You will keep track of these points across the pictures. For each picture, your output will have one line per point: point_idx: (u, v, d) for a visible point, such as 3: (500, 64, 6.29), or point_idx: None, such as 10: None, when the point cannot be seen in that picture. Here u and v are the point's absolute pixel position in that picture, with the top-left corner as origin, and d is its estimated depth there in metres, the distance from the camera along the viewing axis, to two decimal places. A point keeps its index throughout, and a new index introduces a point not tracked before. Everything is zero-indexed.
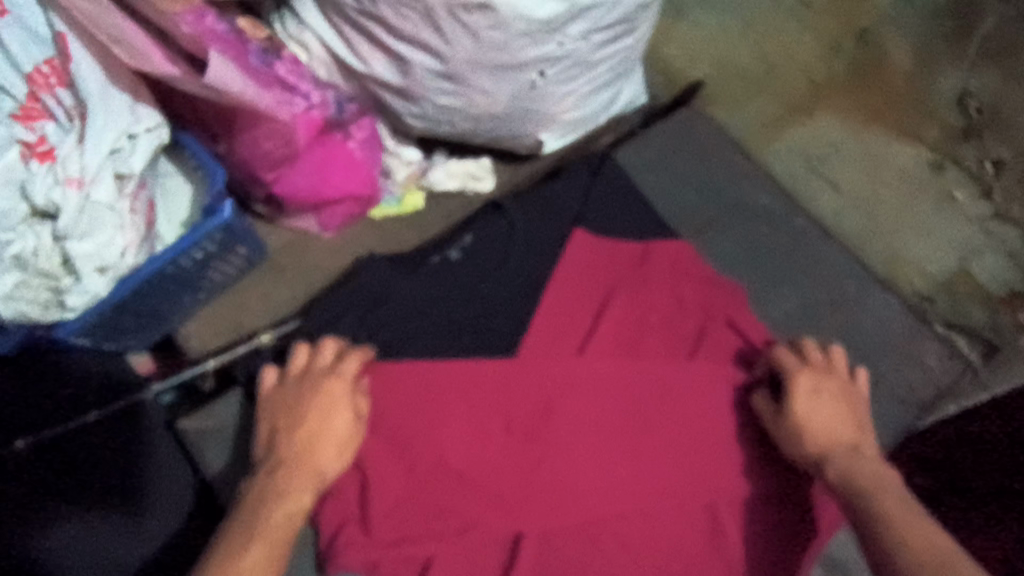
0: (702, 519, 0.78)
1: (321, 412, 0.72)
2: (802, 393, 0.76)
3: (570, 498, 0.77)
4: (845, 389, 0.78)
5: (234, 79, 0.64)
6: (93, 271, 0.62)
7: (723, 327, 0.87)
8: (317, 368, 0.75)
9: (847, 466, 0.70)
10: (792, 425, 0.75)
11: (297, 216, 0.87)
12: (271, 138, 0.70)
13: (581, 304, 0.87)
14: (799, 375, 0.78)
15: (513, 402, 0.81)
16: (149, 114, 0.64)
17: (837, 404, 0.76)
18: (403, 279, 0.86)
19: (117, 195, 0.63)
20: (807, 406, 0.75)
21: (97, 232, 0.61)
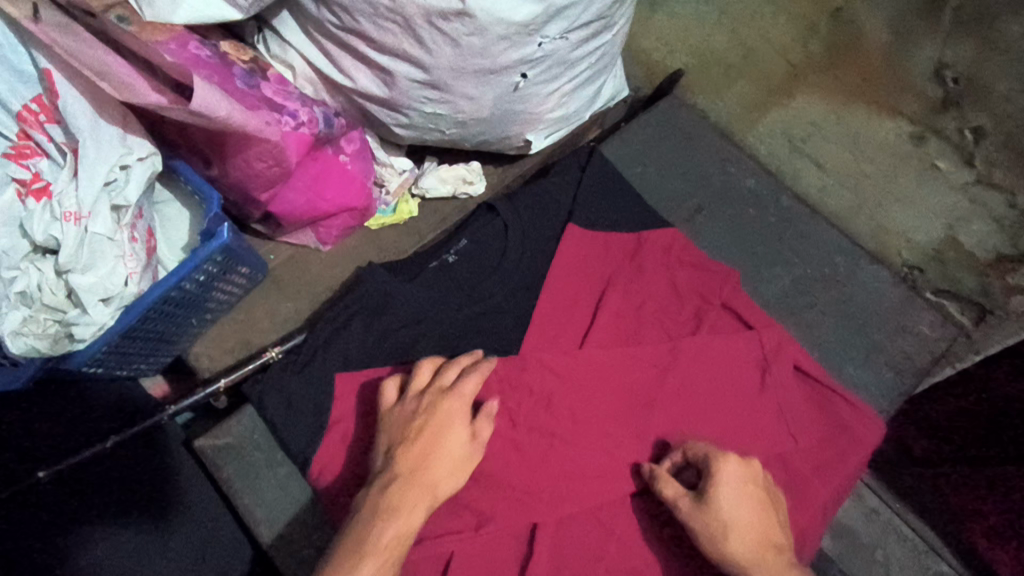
0: None
1: (445, 430, 0.71)
2: (724, 487, 0.70)
3: (580, 487, 0.79)
4: (756, 478, 0.72)
5: (221, 102, 0.63)
6: (99, 301, 0.62)
7: (719, 310, 0.89)
8: (440, 384, 0.73)
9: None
10: (714, 522, 0.69)
11: (296, 233, 0.89)
12: (263, 158, 0.71)
13: (579, 297, 0.89)
14: (725, 469, 0.71)
15: (518, 398, 0.82)
16: (139, 144, 0.65)
17: (752, 501, 0.71)
18: (403, 285, 0.86)
19: (115, 226, 0.63)
20: (730, 506, 0.70)
21: (99, 264, 0.62)
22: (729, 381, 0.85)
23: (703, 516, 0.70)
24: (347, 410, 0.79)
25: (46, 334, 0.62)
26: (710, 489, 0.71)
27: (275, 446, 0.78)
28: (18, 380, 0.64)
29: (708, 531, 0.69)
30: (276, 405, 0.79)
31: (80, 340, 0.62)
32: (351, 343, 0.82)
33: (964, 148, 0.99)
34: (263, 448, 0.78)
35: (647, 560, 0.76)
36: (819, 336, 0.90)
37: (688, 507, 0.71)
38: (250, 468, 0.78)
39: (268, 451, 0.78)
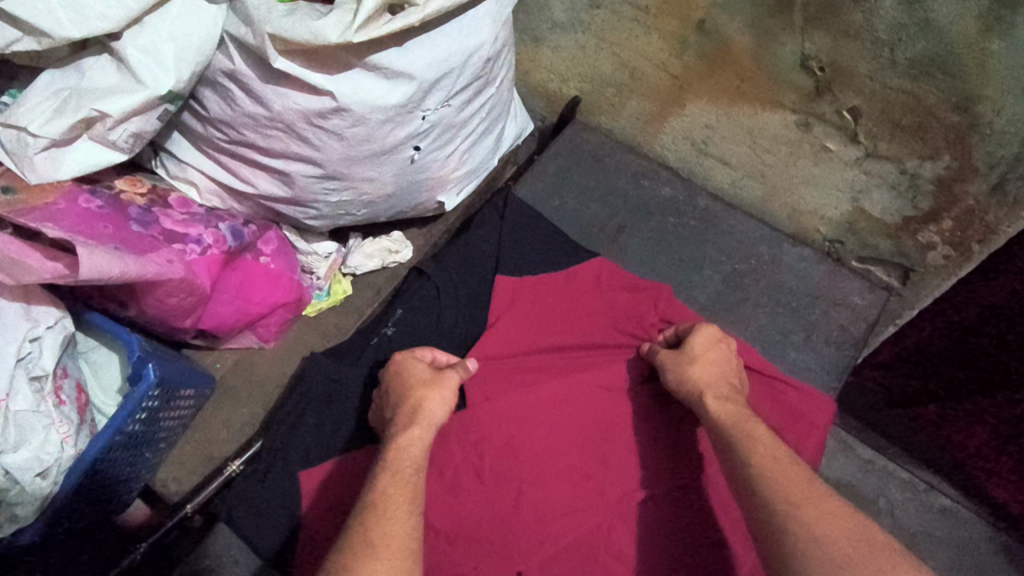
0: (683, 504, 0.82)
1: (414, 373, 0.80)
2: (698, 333, 0.80)
3: (554, 521, 0.81)
4: (722, 337, 0.80)
5: (111, 261, 0.62)
6: (36, 475, 0.60)
7: (660, 325, 0.91)
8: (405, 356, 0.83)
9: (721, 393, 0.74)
10: (683, 357, 0.79)
11: (235, 338, 0.91)
12: (175, 293, 0.71)
13: (521, 338, 0.91)
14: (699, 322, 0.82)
15: (479, 450, 0.84)
16: (47, 313, 0.63)
17: (720, 353, 0.79)
18: (348, 370, 0.88)
19: (38, 398, 0.61)
20: (699, 346, 0.79)
21: (30, 438, 0.60)
22: None
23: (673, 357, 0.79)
24: (317, 504, 0.81)
25: None
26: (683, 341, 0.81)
27: (252, 557, 0.79)
28: None
29: (674, 362, 0.79)
30: (246, 514, 0.80)
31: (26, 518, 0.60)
32: (309, 441, 0.84)
33: (847, 129, 0.84)
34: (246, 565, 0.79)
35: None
36: (760, 327, 0.92)
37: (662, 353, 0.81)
38: None
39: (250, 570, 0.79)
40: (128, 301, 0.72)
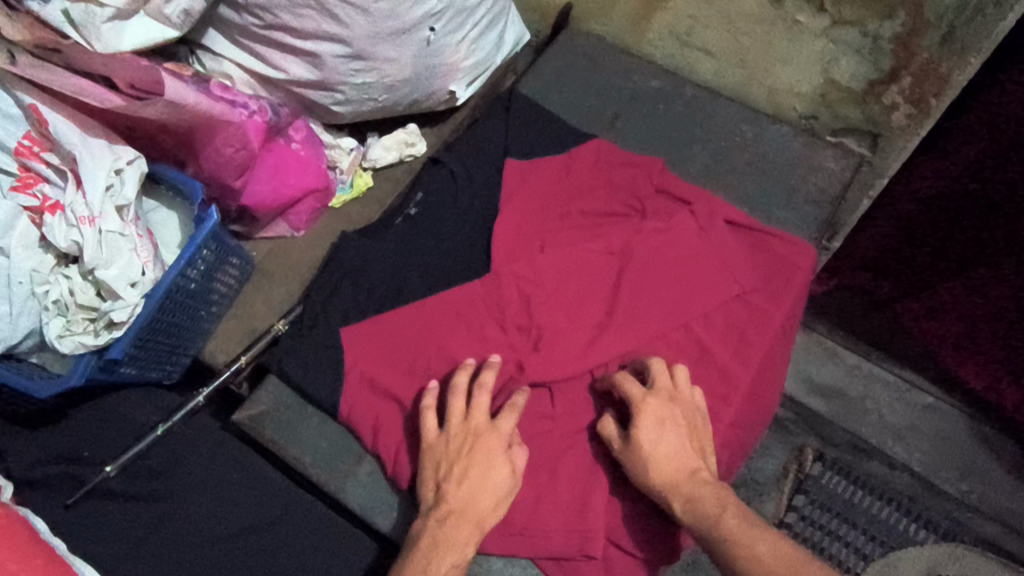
0: (686, 342, 0.90)
1: (493, 460, 0.76)
2: (646, 422, 0.77)
3: (571, 362, 0.88)
4: (671, 410, 0.78)
5: (187, 92, 0.78)
6: (126, 287, 0.73)
7: (657, 194, 1.00)
8: (479, 415, 0.78)
9: (686, 494, 0.73)
10: (638, 457, 0.76)
11: (270, 225, 0.98)
12: (229, 142, 0.83)
13: (531, 212, 0.98)
14: (641, 401, 0.78)
15: (500, 306, 0.91)
16: (125, 150, 0.75)
17: (672, 434, 0.76)
18: (375, 245, 0.96)
19: (123, 223, 0.73)
20: (646, 434, 0.76)
21: (118, 258, 0.73)
22: (681, 240, 0.94)
23: (637, 471, 0.77)
24: (360, 354, 0.88)
25: (87, 330, 0.74)
26: (631, 434, 0.77)
27: (303, 401, 0.88)
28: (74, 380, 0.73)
29: (637, 467, 0.77)
30: (295, 364, 0.88)
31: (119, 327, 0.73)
32: (346, 304, 0.92)
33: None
34: (300, 409, 0.87)
35: None
36: (745, 193, 1.03)
37: (619, 447, 0.79)
38: (290, 430, 0.86)
39: (305, 410, 0.87)
40: (187, 161, 0.85)
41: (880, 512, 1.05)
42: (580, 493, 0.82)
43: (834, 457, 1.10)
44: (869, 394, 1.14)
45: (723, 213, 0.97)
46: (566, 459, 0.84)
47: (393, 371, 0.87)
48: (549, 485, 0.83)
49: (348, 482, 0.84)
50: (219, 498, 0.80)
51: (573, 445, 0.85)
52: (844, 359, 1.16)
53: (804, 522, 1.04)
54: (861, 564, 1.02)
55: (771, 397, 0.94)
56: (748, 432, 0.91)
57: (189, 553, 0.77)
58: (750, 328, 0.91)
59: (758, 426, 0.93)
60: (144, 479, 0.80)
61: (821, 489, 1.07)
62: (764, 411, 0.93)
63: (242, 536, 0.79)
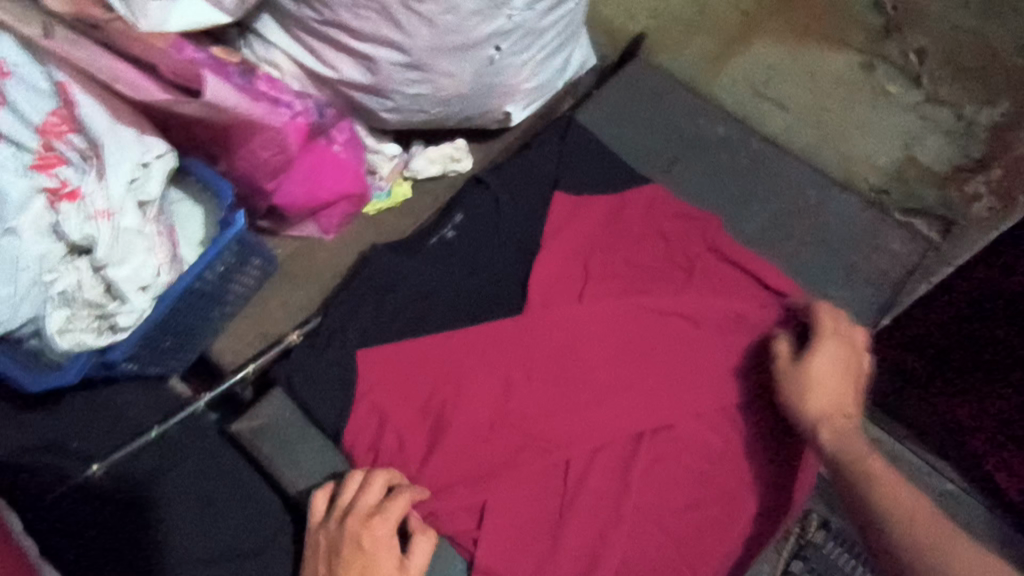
0: (723, 424, 0.84)
1: (369, 565, 0.68)
2: (824, 348, 0.78)
3: (596, 428, 0.82)
4: (850, 341, 0.78)
5: (229, 94, 0.75)
6: (136, 290, 0.72)
7: (709, 253, 0.93)
8: (358, 511, 0.71)
9: (832, 430, 0.73)
10: (802, 379, 0.77)
11: (300, 224, 0.94)
12: (268, 146, 0.82)
13: (572, 256, 0.92)
14: (823, 331, 0.79)
15: (529, 355, 0.85)
16: (156, 143, 0.74)
17: (842, 362, 0.77)
18: (406, 264, 0.91)
19: (143, 220, 0.73)
20: (824, 357, 0.77)
21: (131, 257, 0.72)
22: (731, 307, 0.88)
23: (792, 390, 0.77)
24: (374, 383, 0.83)
25: (90, 327, 0.72)
26: (809, 356, 0.78)
27: (306, 423, 0.81)
28: (71, 376, 0.71)
29: (793, 389, 0.77)
30: (304, 380, 0.82)
31: (123, 328, 0.72)
32: (366, 323, 0.86)
33: None
34: (303, 433, 0.80)
35: (675, 488, 0.80)
36: (801, 264, 0.95)
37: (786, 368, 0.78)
38: (286, 452, 0.79)
39: (310, 432, 0.80)
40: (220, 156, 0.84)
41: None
42: (585, 567, 0.75)
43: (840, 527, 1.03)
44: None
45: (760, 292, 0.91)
46: (573, 526, 0.76)
47: (405, 408, 0.82)
48: (551, 553, 0.75)
49: None
50: (206, 506, 0.77)
51: (585, 514, 0.77)
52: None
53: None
54: None
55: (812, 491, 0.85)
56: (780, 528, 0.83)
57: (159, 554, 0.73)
58: (778, 423, 0.83)
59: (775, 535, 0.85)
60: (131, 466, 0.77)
61: (822, 560, 1.01)
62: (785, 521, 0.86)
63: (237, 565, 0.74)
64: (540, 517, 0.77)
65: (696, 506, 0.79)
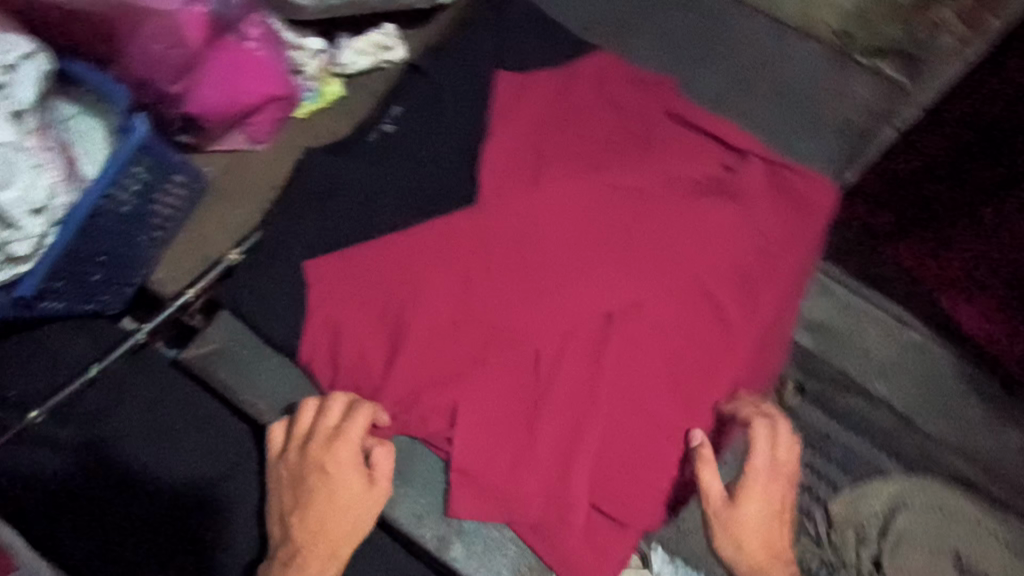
0: (696, 297, 0.80)
1: (335, 486, 0.68)
2: (758, 497, 0.70)
3: (566, 313, 0.78)
4: (772, 499, 0.71)
5: None
6: (28, 213, 0.65)
7: (666, 121, 0.89)
8: (319, 438, 0.69)
9: (761, 553, 0.70)
10: (734, 526, 0.70)
11: (225, 137, 0.86)
12: (159, 35, 0.74)
13: (525, 138, 0.86)
14: (750, 470, 0.71)
15: (489, 247, 0.81)
16: (19, 41, 0.65)
17: (771, 514, 0.71)
18: (347, 166, 0.84)
19: (21, 133, 0.64)
20: (756, 516, 0.70)
21: (16, 177, 0.64)
22: (690, 175, 0.85)
23: (721, 526, 0.70)
24: (327, 293, 0.78)
25: None
26: (741, 492, 0.71)
27: (260, 341, 0.78)
28: None
29: (726, 533, 0.70)
30: (251, 299, 0.78)
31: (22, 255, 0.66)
32: (313, 235, 0.81)
33: None
34: (259, 352, 0.78)
35: (652, 367, 0.77)
36: (763, 119, 0.91)
37: (717, 506, 0.70)
38: (248, 374, 0.78)
39: (265, 352, 0.78)
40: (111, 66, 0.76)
41: (853, 443, 1.06)
42: (564, 454, 0.73)
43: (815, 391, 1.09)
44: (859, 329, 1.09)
45: (724, 159, 0.87)
46: (548, 418, 0.74)
47: (364, 315, 0.78)
48: (529, 443, 0.74)
49: None
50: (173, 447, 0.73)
51: (561, 403, 0.75)
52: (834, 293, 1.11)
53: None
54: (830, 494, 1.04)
55: (777, 349, 0.84)
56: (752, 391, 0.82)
57: (153, 509, 0.71)
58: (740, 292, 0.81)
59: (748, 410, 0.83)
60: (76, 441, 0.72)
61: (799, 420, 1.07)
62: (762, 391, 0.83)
63: (204, 492, 0.72)
64: (514, 410, 0.75)
65: (671, 382, 0.77)
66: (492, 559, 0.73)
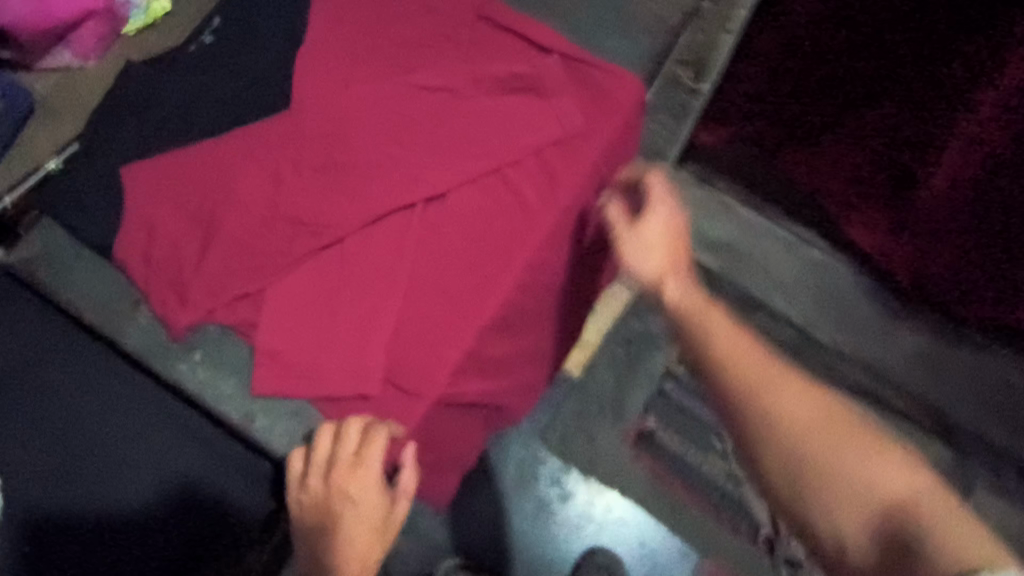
0: (498, 189, 0.83)
1: (364, 492, 0.71)
2: (658, 223, 0.71)
3: (369, 206, 0.81)
4: (677, 222, 0.72)
5: None
6: None
7: (479, 23, 0.91)
8: (341, 462, 0.71)
9: (677, 287, 0.68)
10: (639, 244, 0.71)
11: (52, 54, 0.90)
12: None
13: (341, 42, 0.88)
14: (658, 201, 0.72)
15: (300, 146, 0.84)
16: None
17: (670, 243, 0.71)
18: (163, 76, 0.87)
19: None
20: (658, 235, 0.71)
21: None
22: (499, 73, 0.87)
23: (631, 250, 0.71)
24: (141, 194, 0.82)
25: None
26: (642, 216, 0.72)
27: (77, 242, 0.84)
28: None
29: (635, 252, 0.71)
30: (68, 205, 0.84)
31: None
32: (128, 138, 0.85)
33: None
34: (74, 255, 0.83)
35: (449, 254, 0.81)
36: (575, 18, 0.98)
37: (624, 230, 0.72)
38: (66, 274, 0.83)
39: (82, 253, 0.83)
40: None
41: None
42: (361, 337, 0.78)
43: None
44: (758, 246, 1.11)
45: (534, 57, 0.89)
46: (346, 302, 0.79)
47: (178, 215, 0.82)
48: (329, 326, 0.79)
49: (128, 325, 0.82)
50: (117, 461, 0.78)
51: (360, 291, 0.79)
52: (737, 213, 1.12)
53: (669, 404, 1.17)
54: (726, 424, 1.15)
55: (585, 242, 0.88)
56: (555, 278, 0.86)
57: None
58: (540, 185, 0.83)
59: (552, 297, 0.87)
60: (48, 483, 0.77)
61: None
62: (566, 281, 0.88)
63: None
64: (314, 299, 0.80)
65: (468, 269, 0.80)
66: (290, 428, 0.79)
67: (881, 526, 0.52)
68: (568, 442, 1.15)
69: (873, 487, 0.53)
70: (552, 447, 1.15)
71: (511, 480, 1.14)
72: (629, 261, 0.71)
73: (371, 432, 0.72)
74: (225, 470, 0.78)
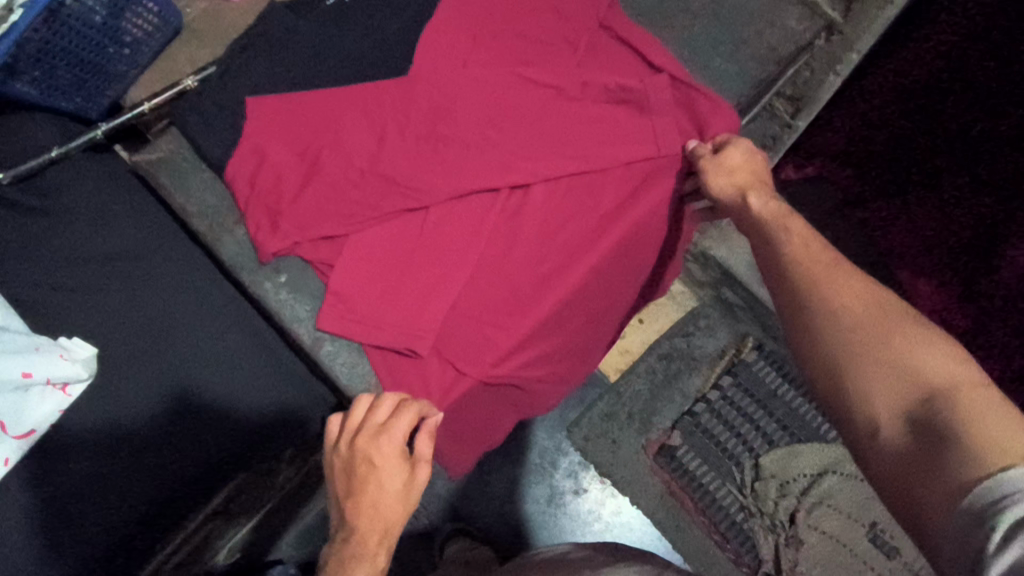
0: (580, 188, 0.88)
1: (388, 461, 0.69)
2: (737, 151, 0.82)
3: (458, 177, 0.86)
4: (756, 159, 0.81)
5: None
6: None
7: (599, 30, 0.96)
8: (369, 429, 0.71)
9: (756, 205, 0.75)
10: (722, 166, 0.81)
11: None
12: None
13: (467, 21, 0.93)
14: (741, 141, 0.83)
15: (410, 111, 0.90)
16: None
17: (752, 177, 0.79)
18: (301, 23, 0.95)
19: None
20: (739, 161, 0.81)
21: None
22: (608, 78, 0.91)
23: (715, 179, 0.81)
24: (260, 125, 0.89)
25: None
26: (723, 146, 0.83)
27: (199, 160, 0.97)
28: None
29: (714, 173, 0.82)
30: (196, 121, 0.92)
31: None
32: (259, 70, 0.92)
33: None
34: (186, 167, 0.97)
35: (521, 239, 0.87)
36: (686, 34, 1.01)
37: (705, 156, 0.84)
38: (180, 181, 0.97)
39: (198, 166, 0.97)
40: None
41: (797, 404, 1.18)
42: (426, 296, 0.84)
43: (772, 349, 1.21)
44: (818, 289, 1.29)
45: (642, 73, 0.94)
46: (420, 264, 0.85)
47: (289, 152, 0.89)
48: (399, 281, 0.85)
49: (224, 238, 0.95)
50: (169, 360, 0.87)
51: (434, 257, 0.85)
52: None
53: (696, 426, 1.18)
54: (751, 459, 1.16)
55: (645, 261, 0.95)
56: (607, 288, 0.93)
57: None
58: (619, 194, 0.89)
59: (596, 306, 0.93)
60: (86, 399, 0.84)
61: (749, 375, 1.20)
62: (613, 295, 0.93)
63: None
64: (392, 256, 0.86)
65: (535, 259, 0.87)
66: (346, 364, 0.89)
67: (915, 411, 0.54)
68: (592, 439, 1.20)
69: (918, 377, 0.56)
70: (576, 440, 1.21)
71: (531, 463, 1.22)
72: (713, 187, 0.81)
73: (400, 407, 0.74)
74: (251, 367, 0.88)
